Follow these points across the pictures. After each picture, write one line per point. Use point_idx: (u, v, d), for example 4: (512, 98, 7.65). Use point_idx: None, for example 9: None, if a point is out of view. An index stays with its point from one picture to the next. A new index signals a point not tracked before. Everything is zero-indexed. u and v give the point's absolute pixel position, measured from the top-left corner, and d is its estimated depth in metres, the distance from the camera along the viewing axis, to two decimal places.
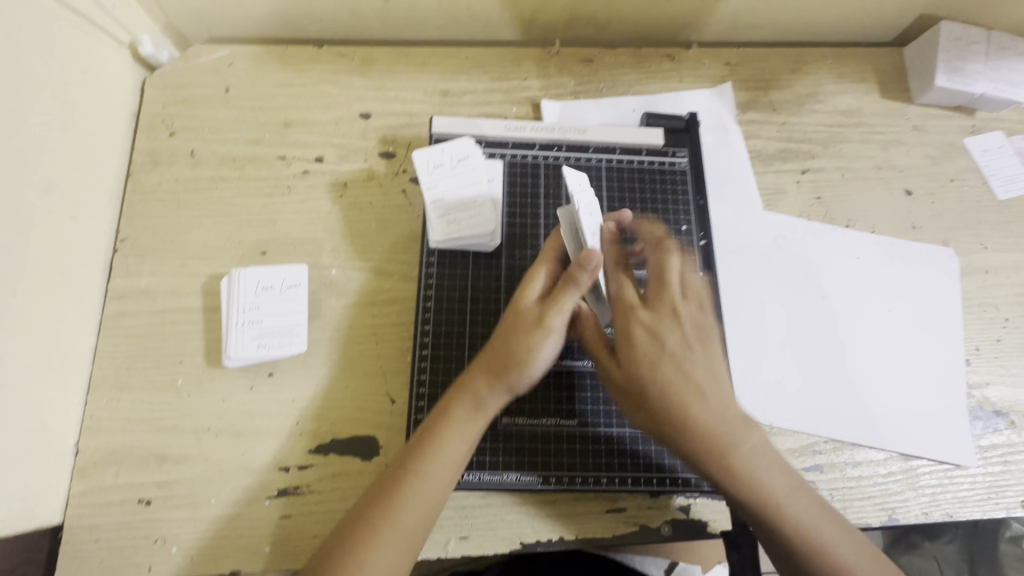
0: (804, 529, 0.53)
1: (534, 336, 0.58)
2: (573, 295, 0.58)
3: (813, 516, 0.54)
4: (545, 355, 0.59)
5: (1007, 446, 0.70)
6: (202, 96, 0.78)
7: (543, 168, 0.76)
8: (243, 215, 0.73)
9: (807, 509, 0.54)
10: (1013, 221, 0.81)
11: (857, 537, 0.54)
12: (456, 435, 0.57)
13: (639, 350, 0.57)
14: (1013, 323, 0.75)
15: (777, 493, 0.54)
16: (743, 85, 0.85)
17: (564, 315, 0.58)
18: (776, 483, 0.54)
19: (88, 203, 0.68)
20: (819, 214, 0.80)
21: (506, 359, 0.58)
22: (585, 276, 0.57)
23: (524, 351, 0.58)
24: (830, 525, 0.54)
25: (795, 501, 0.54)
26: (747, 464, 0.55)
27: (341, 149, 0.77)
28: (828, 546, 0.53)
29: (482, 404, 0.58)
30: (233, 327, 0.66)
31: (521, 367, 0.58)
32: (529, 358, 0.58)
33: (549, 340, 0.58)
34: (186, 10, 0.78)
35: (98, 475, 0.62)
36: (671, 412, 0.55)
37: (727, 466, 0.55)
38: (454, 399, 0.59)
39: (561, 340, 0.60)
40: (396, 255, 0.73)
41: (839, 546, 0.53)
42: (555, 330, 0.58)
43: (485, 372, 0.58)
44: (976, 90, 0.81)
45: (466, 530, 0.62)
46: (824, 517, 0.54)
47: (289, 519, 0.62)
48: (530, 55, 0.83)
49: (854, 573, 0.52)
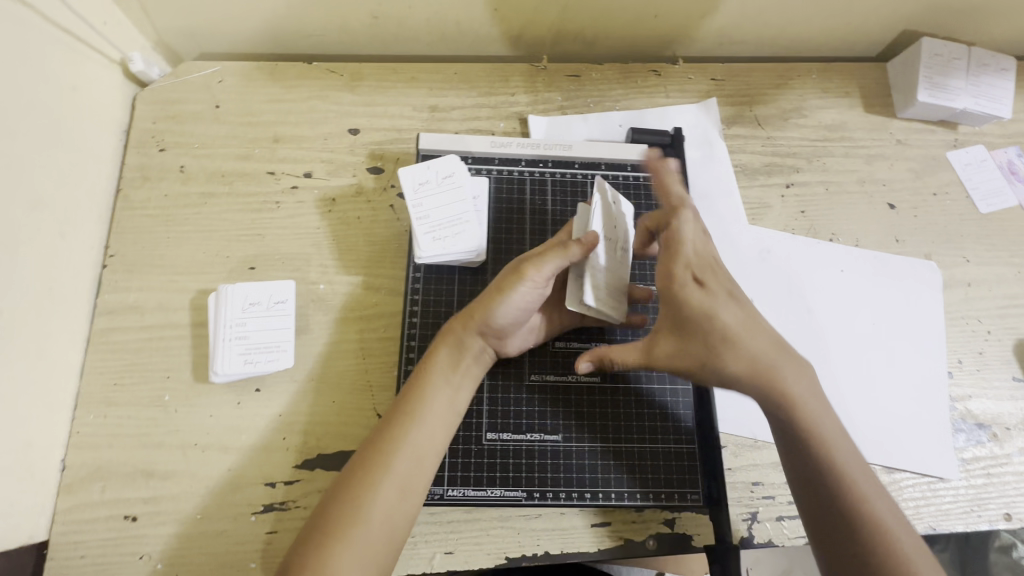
0: (847, 479, 0.55)
1: (509, 278, 0.60)
2: (556, 255, 0.60)
3: (859, 469, 0.56)
4: (518, 303, 0.60)
5: (990, 458, 0.71)
6: (192, 111, 0.79)
7: (529, 184, 0.76)
8: (232, 231, 0.74)
9: (849, 454, 0.57)
10: (996, 234, 0.82)
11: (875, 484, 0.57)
12: (440, 379, 0.60)
13: (697, 302, 0.59)
14: (995, 336, 0.76)
15: (817, 428, 0.57)
16: (729, 100, 0.86)
17: (547, 271, 0.60)
18: (818, 420, 0.58)
19: (77, 220, 0.68)
20: (803, 228, 0.80)
21: (481, 299, 0.61)
22: (575, 246, 0.60)
23: (498, 290, 0.60)
24: (857, 466, 0.57)
25: (845, 450, 0.57)
26: (792, 399, 0.58)
27: (330, 164, 0.78)
28: (853, 482, 0.56)
29: (458, 345, 0.61)
30: (220, 343, 0.67)
31: (493, 307, 0.60)
32: (502, 298, 0.59)
33: (521, 286, 0.59)
34: (176, 26, 0.79)
35: (85, 491, 0.62)
36: (737, 355, 0.58)
37: (788, 405, 0.57)
38: (439, 338, 0.63)
39: (536, 292, 0.60)
40: (383, 270, 0.73)
41: (863, 486, 0.56)
42: (528, 278, 0.59)
43: (464, 313, 0.62)
44: (957, 105, 0.82)
45: (451, 545, 0.62)
46: (852, 459, 0.57)
47: (274, 535, 0.62)
48: (517, 71, 0.85)
49: (872, 508, 0.55)
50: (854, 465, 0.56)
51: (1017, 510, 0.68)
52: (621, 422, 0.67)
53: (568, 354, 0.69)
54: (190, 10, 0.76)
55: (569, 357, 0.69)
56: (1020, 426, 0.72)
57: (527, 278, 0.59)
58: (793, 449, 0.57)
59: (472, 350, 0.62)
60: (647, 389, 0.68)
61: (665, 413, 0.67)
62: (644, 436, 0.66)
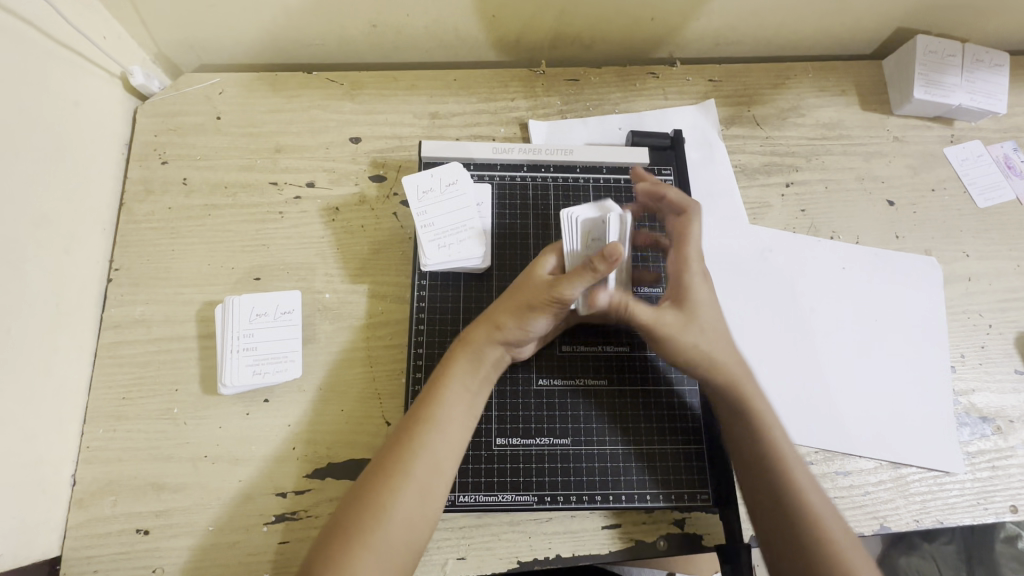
0: (789, 472, 0.59)
1: (536, 295, 0.60)
2: (586, 280, 0.57)
3: (800, 463, 0.60)
4: (545, 319, 0.61)
5: (994, 451, 0.71)
6: (193, 123, 0.79)
7: (531, 189, 0.77)
8: (237, 241, 0.74)
9: (790, 449, 0.61)
10: (995, 228, 0.82)
11: (817, 486, 0.59)
12: (458, 384, 0.61)
13: (701, 279, 0.65)
14: (996, 329, 0.77)
15: (765, 417, 0.62)
16: (727, 101, 0.86)
17: (575, 296, 0.58)
18: (765, 410, 0.62)
19: (81, 235, 0.69)
20: (803, 226, 0.81)
21: (506, 313, 0.62)
22: (601, 266, 0.56)
23: (525, 307, 0.61)
24: (798, 463, 0.60)
25: (791, 449, 0.61)
26: (744, 386, 0.63)
27: (333, 174, 0.78)
28: (793, 475, 0.59)
29: (480, 356, 0.62)
30: (228, 355, 0.67)
31: (520, 323, 0.61)
32: (529, 316, 0.61)
33: (549, 309, 0.61)
34: (175, 39, 0.79)
35: (96, 505, 0.63)
36: (718, 342, 0.63)
37: (742, 398, 0.62)
38: (459, 348, 0.63)
39: (561, 314, 0.62)
40: (388, 277, 0.73)
41: (802, 481, 0.59)
42: (557, 303, 0.60)
43: (487, 326, 0.62)
44: (953, 101, 0.83)
45: (463, 551, 0.62)
46: (796, 458, 0.60)
47: (286, 545, 0.62)
48: (516, 76, 0.85)
49: (810, 503, 0.57)
50: (798, 463, 0.60)
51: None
52: (628, 425, 0.67)
53: (575, 358, 0.69)
54: (189, 23, 0.77)
55: (577, 361, 0.69)
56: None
57: (556, 300, 0.59)
58: (739, 436, 0.62)
59: (492, 361, 0.63)
60: (654, 392, 0.69)
61: (673, 415, 0.68)
62: (652, 439, 0.67)
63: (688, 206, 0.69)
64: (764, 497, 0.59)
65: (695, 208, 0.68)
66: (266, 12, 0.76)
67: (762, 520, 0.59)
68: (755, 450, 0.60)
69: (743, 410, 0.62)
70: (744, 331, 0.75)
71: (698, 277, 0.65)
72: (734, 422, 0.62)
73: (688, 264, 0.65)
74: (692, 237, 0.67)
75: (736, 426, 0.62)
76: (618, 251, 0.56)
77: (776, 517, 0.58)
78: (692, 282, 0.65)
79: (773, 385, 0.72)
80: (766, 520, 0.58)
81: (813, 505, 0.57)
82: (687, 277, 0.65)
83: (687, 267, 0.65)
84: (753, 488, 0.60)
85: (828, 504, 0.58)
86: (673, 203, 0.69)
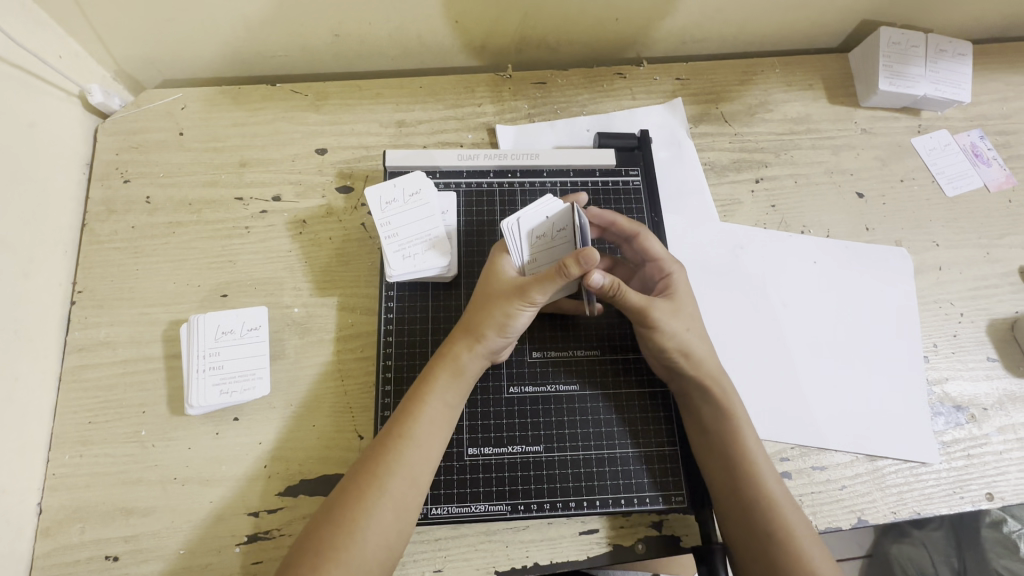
0: (761, 476, 0.60)
1: (511, 303, 0.61)
2: (556, 282, 0.59)
3: (769, 466, 0.61)
4: (521, 323, 0.62)
5: (969, 440, 0.71)
6: (156, 140, 0.78)
7: (498, 195, 0.77)
8: (203, 258, 0.73)
9: (762, 454, 0.61)
10: (964, 217, 0.83)
11: (785, 488, 0.61)
12: (436, 399, 0.60)
13: (682, 277, 0.68)
14: (968, 317, 0.77)
15: (741, 419, 0.62)
16: (694, 99, 0.86)
17: (546, 296, 0.60)
18: (741, 412, 0.63)
19: (41, 257, 0.67)
20: (774, 222, 0.81)
21: (485, 327, 0.61)
22: (573, 270, 0.57)
23: (501, 317, 0.61)
24: (769, 466, 0.61)
25: (754, 435, 0.62)
26: (720, 389, 0.63)
27: (299, 186, 0.77)
28: (765, 478, 0.60)
29: (461, 369, 0.62)
30: (194, 375, 0.66)
31: (499, 331, 0.61)
32: (507, 324, 0.61)
33: (524, 311, 0.61)
34: (134, 55, 0.78)
35: (63, 534, 0.61)
36: (699, 332, 0.65)
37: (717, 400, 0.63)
38: (437, 365, 0.62)
39: (535, 311, 0.63)
40: (357, 289, 0.73)
41: (772, 484, 0.60)
42: (532, 304, 0.61)
43: (466, 339, 0.62)
44: (919, 92, 0.83)
45: (439, 563, 0.62)
46: (767, 460, 0.61)
47: (259, 565, 0.61)
48: (483, 81, 0.85)
49: (780, 505, 0.58)
50: (761, 448, 0.62)
51: (998, 489, 0.69)
52: (602, 429, 0.67)
53: (547, 364, 0.69)
54: (148, 38, 0.76)
55: (549, 367, 0.69)
56: (996, 405, 0.73)
57: (528, 303, 0.60)
58: (715, 439, 0.62)
59: (472, 373, 0.62)
60: (627, 394, 0.68)
61: (648, 416, 0.68)
62: (627, 442, 0.67)
63: (636, 228, 0.70)
64: (724, 477, 0.61)
65: (643, 228, 0.70)
66: (225, 25, 0.75)
67: (721, 498, 0.61)
68: (723, 434, 0.62)
69: (713, 397, 0.63)
70: (718, 330, 0.75)
71: (680, 276, 0.68)
72: (704, 406, 0.63)
73: (667, 268, 0.68)
74: (656, 249, 0.69)
75: (705, 411, 0.63)
76: (592, 256, 0.57)
77: (749, 519, 0.58)
78: (676, 281, 0.68)
79: (747, 382, 0.72)
80: (726, 498, 0.60)
81: (770, 487, 0.59)
82: (670, 278, 0.68)
83: (667, 270, 0.68)
84: (715, 469, 0.62)
85: (783, 487, 0.60)
86: (624, 227, 0.70)
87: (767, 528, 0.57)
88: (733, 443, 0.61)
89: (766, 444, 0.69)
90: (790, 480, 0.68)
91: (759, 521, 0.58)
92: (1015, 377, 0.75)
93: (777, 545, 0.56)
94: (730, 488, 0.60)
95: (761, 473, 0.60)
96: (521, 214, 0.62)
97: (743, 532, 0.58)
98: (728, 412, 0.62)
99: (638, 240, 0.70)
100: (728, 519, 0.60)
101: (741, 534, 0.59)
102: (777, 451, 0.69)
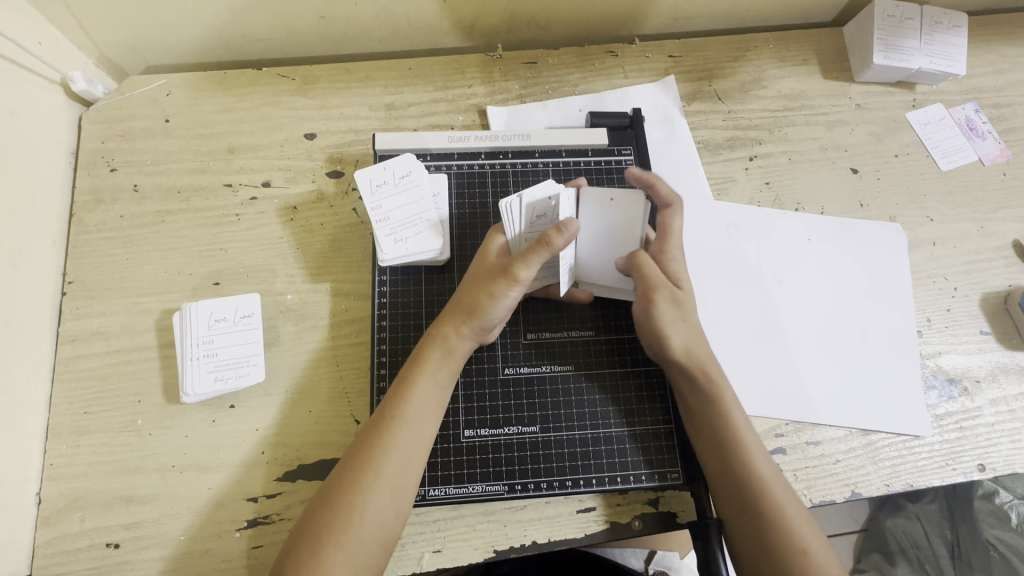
0: (749, 458, 0.60)
1: (497, 282, 0.61)
2: (540, 256, 0.59)
3: (757, 443, 0.61)
4: (508, 304, 0.62)
5: (962, 412, 0.72)
6: (141, 128, 0.77)
7: (490, 177, 0.76)
8: (193, 247, 0.73)
9: (748, 432, 0.62)
10: (958, 191, 0.82)
11: (776, 467, 0.61)
12: (427, 378, 0.60)
13: (681, 264, 0.67)
14: (961, 292, 0.77)
15: (726, 397, 0.63)
16: (687, 76, 0.85)
17: (532, 273, 0.60)
18: (725, 388, 0.63)
19: (28, 249, 0.66)
20: (769, 199, 0.81)
21: (471, 305, 0.61)
22: (556, 239, 0.59)
23: (487, 296, 0.60)
24: (757, 443, 0.61)
25: (742, 416, 0.62)
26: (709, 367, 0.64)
27: (289, 172, 0.76)
28: (752, 457, 0.60)
29: (449, 348, 0.62)
30: (188, 363, 0.65)
31: (484, 310, 0.61)
32: (492, 303, 0.61)
33: (509, 288, 0.60)
34: (115, 40, 0.77)
35: (63, 523, 0.62)
36: (693, 323, 0.65)
37: (702, 380, 0.63)
38: (426, 345, 0.62)
39: (522, 290, 0.62)
40: (351, 274, 0.72)
41: (760, 463, 0.60)
42: (518, 282, 0.60)
43: (453, 318, 0.62)
44: (914, 65, 0.82)
45: (438, 544, 0.62)
46: (755, 438, 0.62)
47: (260, 549, 0.62)
48: (472, 62, 0.83)
49: (770, 485, 0.59)
50: (748, 428, 0.62)
51: (990, 460, 0.70)
52: (597, 409, 0.67)
53: (542, 345, 0.69)
54: (129, 23, 0.74)
55: (543, 350, 0.69)
56: (988, 377, 0.73)
57: (513, 281, 0.60)
58: (703, 419, 0.63)
59: (457, 353, 0.62)
60: (621, 374, 0.69)
61: (641, 396, 0.68)
62: (621, 421, 0.67)
63: (673, 198, 0.68)
64: (713, 460, 0.61)
65: (680, 203, 0.69)
66: (207, 8, 0.73)
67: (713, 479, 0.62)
68: (705, 415, 0.63)
69: (698, 379, 0.63)
70: (712, 310, 0.74)
71: (679, 265, 0.67)
72: (688, 391, 0.64)
73: (669, 252, 0.67)
74: (674, 228, 0.68)
75: (689, 394, 0.64)
76: (573, 225, 0.59)
77: (739, 499, 0.59)
78: (672, 266, 0.67)
79: (743, 359, 0.72)
80: (716, 480, 0.61)
81: (758, 465, 0.60)
82: (670, 262, 0.67)
83: (667, 254, 0.67)
84: (704, 453, 0.62)
85: (772, 465, 0.61)
86: (661, 194, 0.69)
87: (756, 507, 0.58)
88: (718, 424, 0.62)
89: (761, 421, 0.70)
90: (785, 455, 0.69)
91: (749, 500, 0.58)
92: (1008, 350, 0.75)
93: (766, 523, 0.57)
94: (719, 469, 0.61)
95: (748, 455, 0.60)
96: (523, 192, 0.61)
97: (734, 514, 0.60)
98: (711, 395, 0.62)
99: (666, 210, 0.68)
100: (722, 497, 0.61)
101: (734, 513, 0.59)
102: (771, 426, 0.70)
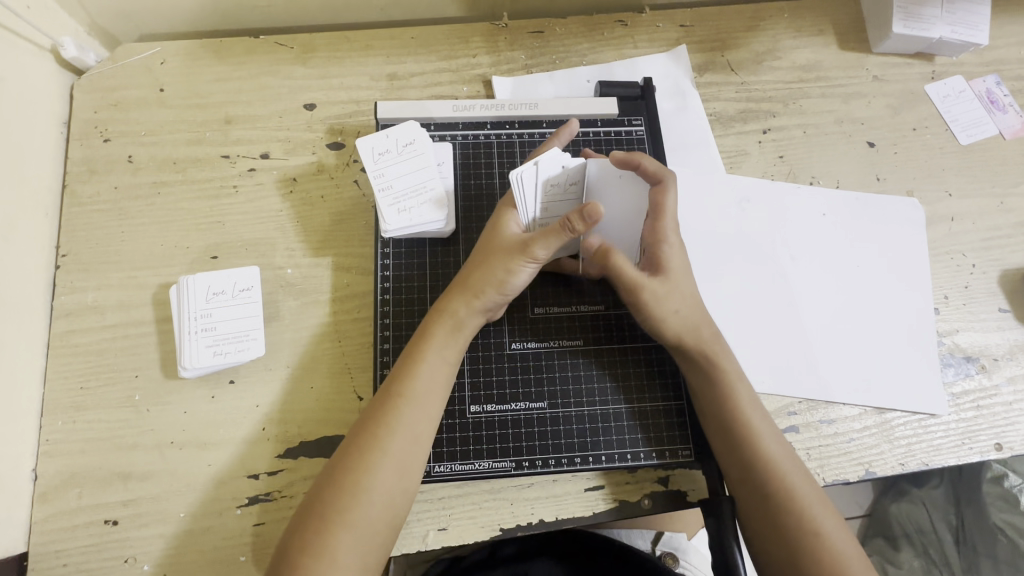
0: (758, 437, 0.58)
1: (513, 259, 0.59)
2: (562, 238, 0.58)
3: (766, 423, 0.60)
4: (522, 281, 0.60)
5: (979, 391, 0.70)
6: (135, 97, 0.75)
7: (496, 147, 0.74)
8: (190, 219, 0.70)
9: (756, 412, 0.60)
10: (978, 165, 0.80)
11: (786, 447, 0.59)
12: (434, 354, 0.59)
13: (677, 247, 0.63)
14: (980, 268, 0.75)
15: (732, 376, 0.61)
16: (699, 47, 0.82)
17: (550, 252, 0.59)
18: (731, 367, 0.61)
19: (20, 220, 0.64)
20: (782, 173, 0.78)
21: (484, 282, 0.59)
22: (579, 226, 0.56)
23: (502, 273, 0.59)
24: (766, 423, 0.60)
25: (748, 394, 0.61)
26: (714, 346, 0.62)
27: (288, 144, 0.74)
28: (761, 437, 0.58)
29: (459, 325, 0.60)
30: (185, 337, 0.63)
31: (498, 288, 0.60)
32: (507, 281, 0.59)
33: (526, 266, 0.59)
34: (107, 6, 0.74)
35: (60, 499, 0.60)
36: (694, 304, 0.63)
37: (708, 359, 0.61)
38: (433, 321, 0.60)
39: (537, 268, 0.61)
40: (352, 248, 0.70)
41: (770, 444, 0.58)
42: (535, 260, 0.59)
43: (463, 294, 0.60)
44: (935, 35, 0.79)
45: (444, 521, 0.61)
46: (762, 418, 0.60)
47: (262, 526, 0.60)
48: (477, 31, 0.80)
49: (781, 465, 0.57)
50: (756, 407, 0.60)
51: (1007, 439, 0.68)
52: (605, 386, 0.66)
53: (549, 320, 0.67)
54: None
55: (550, 325, 0.67)
56: (1007, 355, 0.72)
57: (530, 259, 0.59)
58: (709, 400, 0.61)
59: (467, 331, 0.60)
60: (630, 351, 0.67)
61: (650, 373, 0.66)
62: (630, 397, 0.65)
63: (663, 175, 0.61)
64: (721, 441, 0.60)
65: (671, 179, 0.62)
66: None
67: (722, 461, 0.60)
68: (710, 395, 0.61)
69: (702, 358, 0.61)
70: (723, 287, 0.72)
71: (675, 247, 0.63)
72: (691, 370, 0.62)
73: (664, 234, 0.62)
74: (668, 207, 0.61)
75: (693, 374, 0.62)
76: (596, 211, 0.55)
77: (750, 481, 0.58)
78: (665, 253, 0.62)
79: (754, 336, 0.71)
80: (726, 462, 0.60)
81: (768, 445, 0.58)
82: (663, 247, 0.62)
83: (661, 237, 0.62)
84: (712, 434, 0.61)
85: (783, 445, 0.59)
86: (648, 171, 0.62)
87: (768, 489, 0.56)
88: (725, 404, 0.60)
89: (773, 399, 0.68)
90: (797, 433, 0.67)
91: (761, 481, 0.57)
92: None
93: (780, 505, 0.56)
94: (728, 451, 0.59)
95: (757, 435, 0.58)
96: (538, 160, 0.58)
97: (745, 496, 0.58)
98: (717, 374, 0.60)
99: (657, 189, 0.61)
100: (733, 479, 0.59)
101: (745, 495, 0.58)
102: (784, 405, 0.68)
